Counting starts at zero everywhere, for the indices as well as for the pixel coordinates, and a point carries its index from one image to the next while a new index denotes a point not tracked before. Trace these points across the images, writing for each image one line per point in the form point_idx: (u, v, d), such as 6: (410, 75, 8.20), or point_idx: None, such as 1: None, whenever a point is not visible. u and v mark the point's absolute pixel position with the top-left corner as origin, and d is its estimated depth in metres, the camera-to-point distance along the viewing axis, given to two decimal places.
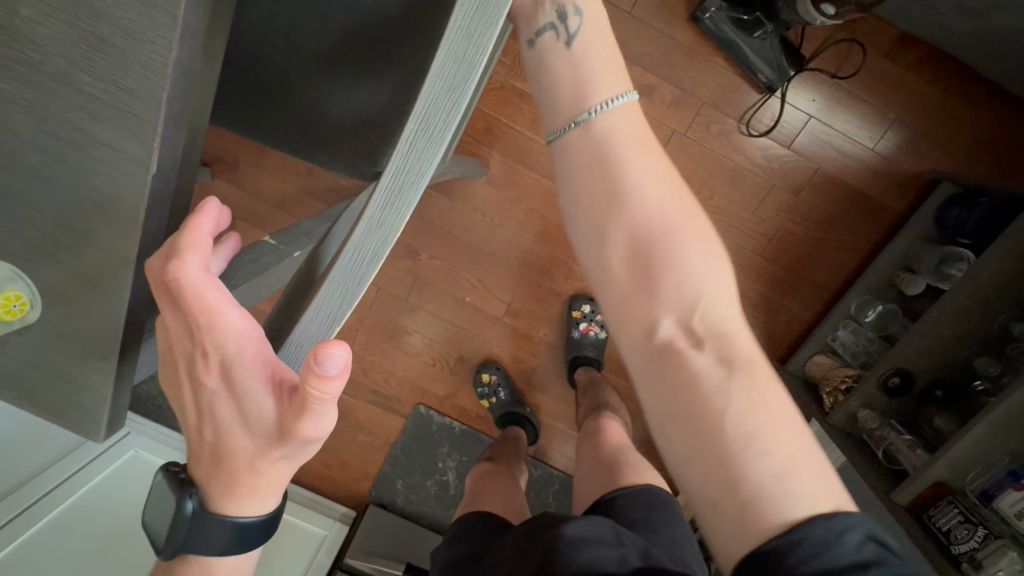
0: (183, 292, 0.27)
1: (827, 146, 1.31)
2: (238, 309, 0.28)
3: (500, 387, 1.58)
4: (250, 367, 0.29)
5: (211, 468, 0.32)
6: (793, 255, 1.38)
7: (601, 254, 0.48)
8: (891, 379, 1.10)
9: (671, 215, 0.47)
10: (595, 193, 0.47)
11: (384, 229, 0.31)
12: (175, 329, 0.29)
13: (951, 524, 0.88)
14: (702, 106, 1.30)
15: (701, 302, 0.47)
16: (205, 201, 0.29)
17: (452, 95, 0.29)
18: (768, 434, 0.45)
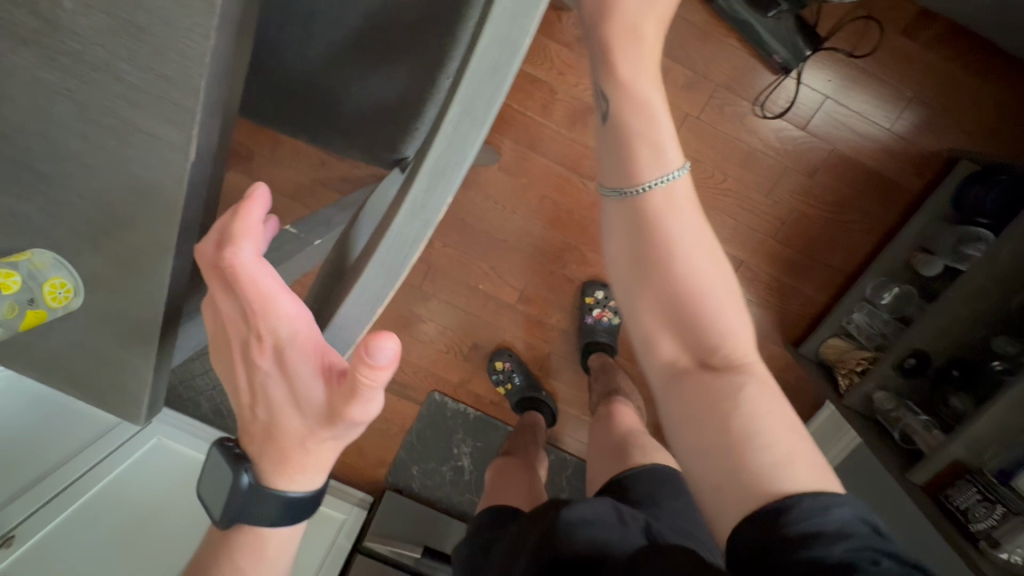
0: (237, 278, 0.28)
1: (843, 127, 1.29)
2: (290, 296, 0.29)
3: (514, 374, 1.60)
4: (300, 351, 0.30)
5: (263, 446, 0.34)
6: (808, 238, 1.37)
7: (637, 295, 0.53)
8: (907, 360, 1.10)
9: (705, 271, 0.52)
10: (636, 246, 0.52)
11: (426, 216, 0.32)
12: (229, 312, 0.30)
13: (969, 503, 0.90)
14: (715, 89, 1.29)
15: (723, 343, 0.53)
16: (256, 188, 0.30)
17: (495, 77, 0.28)
18: (775, 439, 0.50)
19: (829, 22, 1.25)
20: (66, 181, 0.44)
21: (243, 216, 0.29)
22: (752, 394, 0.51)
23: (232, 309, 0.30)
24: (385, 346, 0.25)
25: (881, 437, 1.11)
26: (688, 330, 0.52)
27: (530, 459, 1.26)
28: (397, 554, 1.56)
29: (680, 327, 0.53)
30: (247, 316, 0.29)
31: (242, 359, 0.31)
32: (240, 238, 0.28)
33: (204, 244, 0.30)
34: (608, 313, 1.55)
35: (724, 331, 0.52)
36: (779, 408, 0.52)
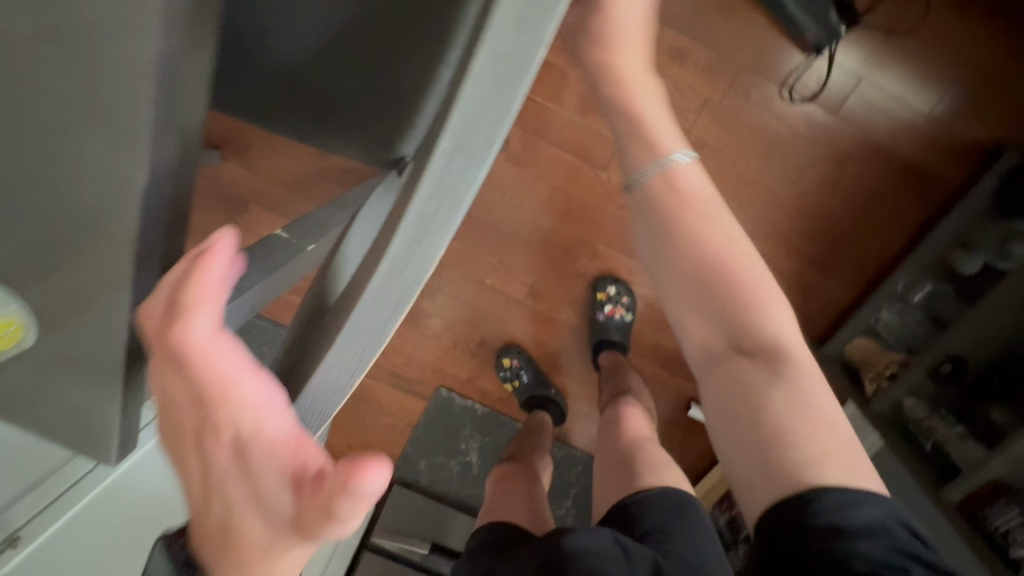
0: (192, 358, 0.24)
1: (878, 111, 1.20)
2: (258, 375, 0.24)
3: (522, 370, 1.55)
4: (269, 444, 0.24)
5: (212, 557, 0.26)
6: (835, 232, 1.29)
7: (661, 285, 0.51)
8: (943, 366, 1.03)
9: (727, 256, 0.49)
10: (658, 235, 0.50)
11: (410, 277, 0.28)
12: (178, 394, 0.25)
13: (1010, 526, 0.84)
14: (740, 71, 1.19)
15: (754, 329, 0.50)
16: (217, 239, 0.25)
17: (499, 101, 0.24)
18: (813, 429, 0.48)
19: None
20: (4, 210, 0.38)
21: (200, 284, 0.25)
22: (790, 382, 0.49)
23: (182, 392, 0.24)
24: (372, 483, 0.22)
25: (911, 448, 1.05)
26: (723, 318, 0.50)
27: (534, 468, 1.21)
28: (404, 550, 1.53)
29: (710, 315, 0.50)
30: (200, 404, 0.24)
31: (193, 451, 0.25)
32: (196, 309, 0.24)
33: (151, 309, 0.26)
34: (620, 309, 1.47)
35: (763, 316, 0.50)
36: (819, 395, 0.50)
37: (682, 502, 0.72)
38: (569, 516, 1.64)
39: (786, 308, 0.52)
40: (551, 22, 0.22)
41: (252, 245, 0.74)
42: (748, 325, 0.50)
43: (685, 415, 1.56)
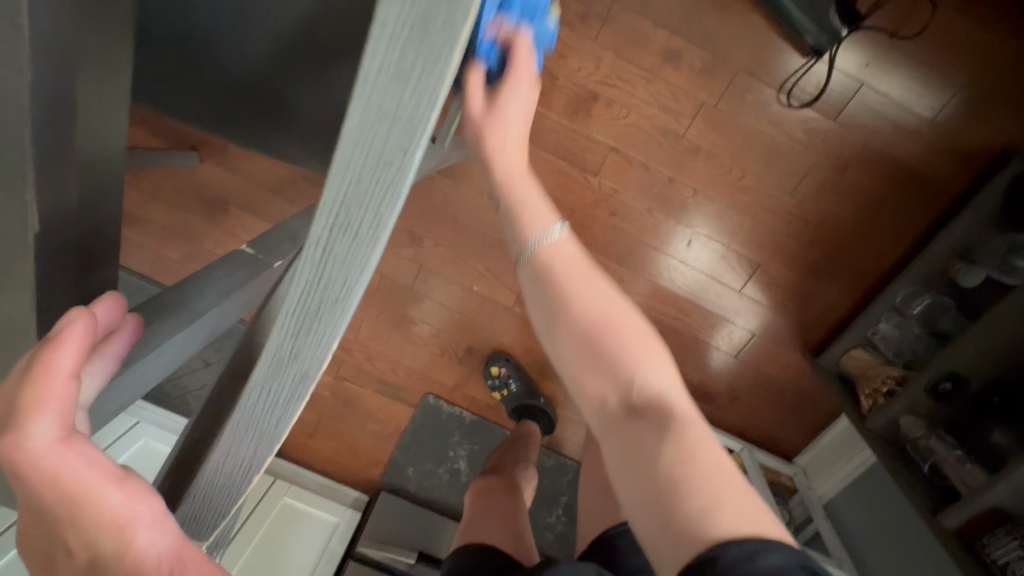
0: (36, 471, 0.22)
1: (879, 116, 1.15)
2: (122, 486, 0.23)
3: (510, 379, 1.51)
4: (135, 565, 0.23)
5: None
6: (831, 241, 1.25)
7: (549, 334, 0.45)
8: (942, 384, 0.99)
9: (605, 308, 0.45)
10: (538, 287, 0.46)
11: (301, 365, 0.27)
12: (32, 503, 0.23)
13: (1009, 557, 0.81)
14: (736, 74, 1.14)
15: (640, 378, 0.44)
16: (70, 332, 0.23)
17: (378, 181, 0.22)
18: (705, 483, 0.40)
19: None
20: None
21: (42, 384, 0.22)
22: (679, 436, 0.42)
23: (34, 504, 0.23)
24: None
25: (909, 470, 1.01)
26: (599, 369, 0.44)
27: (515, 479, 1.18)
28: (391, 559, 1.50)
29: (594, 365, 0.44)
30: (54, 521, 0.23)
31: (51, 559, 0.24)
32: (33, 414, 0.22)
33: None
34: None
35: (646, 370, 0.44)
36: (714, 448, 0.42)
37: None
38: (558, 525, 1.60)
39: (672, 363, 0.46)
40: (428, 107, 0.21)
41: (213, 263, 0.69)
42: (632, 375, 0.44)
43: None
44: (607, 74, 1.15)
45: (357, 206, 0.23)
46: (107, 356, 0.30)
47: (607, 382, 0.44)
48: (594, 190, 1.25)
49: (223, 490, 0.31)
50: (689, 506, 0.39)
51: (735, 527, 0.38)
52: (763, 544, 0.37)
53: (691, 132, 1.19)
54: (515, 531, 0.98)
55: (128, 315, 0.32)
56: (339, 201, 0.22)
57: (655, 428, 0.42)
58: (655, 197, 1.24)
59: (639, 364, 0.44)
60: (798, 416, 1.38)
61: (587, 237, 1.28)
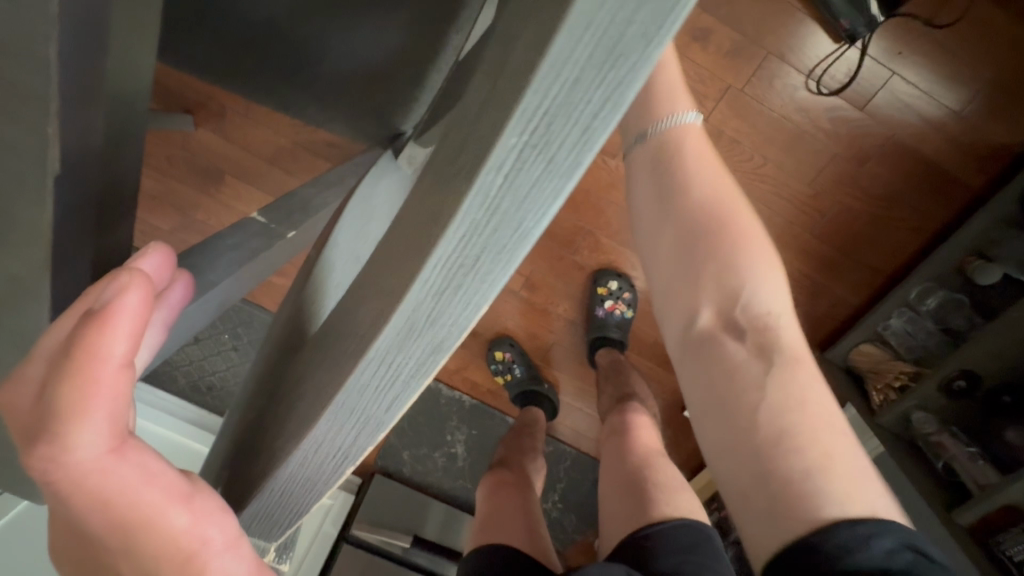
0: (84, 492, 0.17)
1: (906, 109, 1.13)
2: (189, 506, 0.18)
3: (514, 364, 1.48)
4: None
5: None
6: (848, 235, 1.23)
7: (652, 235, 0.50)
8: (956, 381, 0.99)
9: (721, 205, 0.49)
10: (657, 186, 0.50)
11: (432, 344, 0.17)
12: (81, 527, 0.18)
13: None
14: (766, 57, 1.11)
15: (744, 293, 0.49)
16: (115, 299, 0.17)
17: (614, 64, 0.13)
18: (809, 443, 0.46)
19: None
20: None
21: (83, 376, 0.16)
22: (780, 366, 0.48)
23: (79, 525, 0.18)
24: None
25: (920, 466, 1.02)
26: (713, 283, 0.49)
27: (526, 472, 1.18)
28: (385, 543, 1.48)
29: (692, 271, 0.49)
30: (103, 549, 0.18)
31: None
32: (78, 416, 0.16)
33: (12, 392, 0.18)
34: (621, 305, 1.40)
35: (752, 283, 0.49)
36: (819, 401, 0.49)
37: (699, 539, 0.69)
38: (553, 511, 1.60)
39: (781, 283, 0.50)
40: None
41: (222, 232, 0.64)
42: (737, 291, 0.49)
43: (680, 415, 1.51)
44: None
45: (575, 100, 0.13)
46: (156, 326, 0.26)
47: (718, 298, 0.49)
48: None
49: (296, 494, 0.24)
50: (795, 467, 0.45)
51: (847, 509, 0.44)
52: (876, 528, 0.43)
53: (715, 116, 1.15)
54: (532, 531, 0.99)
55: (178, 272, 0.27)
56: (557, 88, 0.13)
57: (752, 349, 0.49)
58: None
59: (747, 274, 0.49)
60: None
61: None
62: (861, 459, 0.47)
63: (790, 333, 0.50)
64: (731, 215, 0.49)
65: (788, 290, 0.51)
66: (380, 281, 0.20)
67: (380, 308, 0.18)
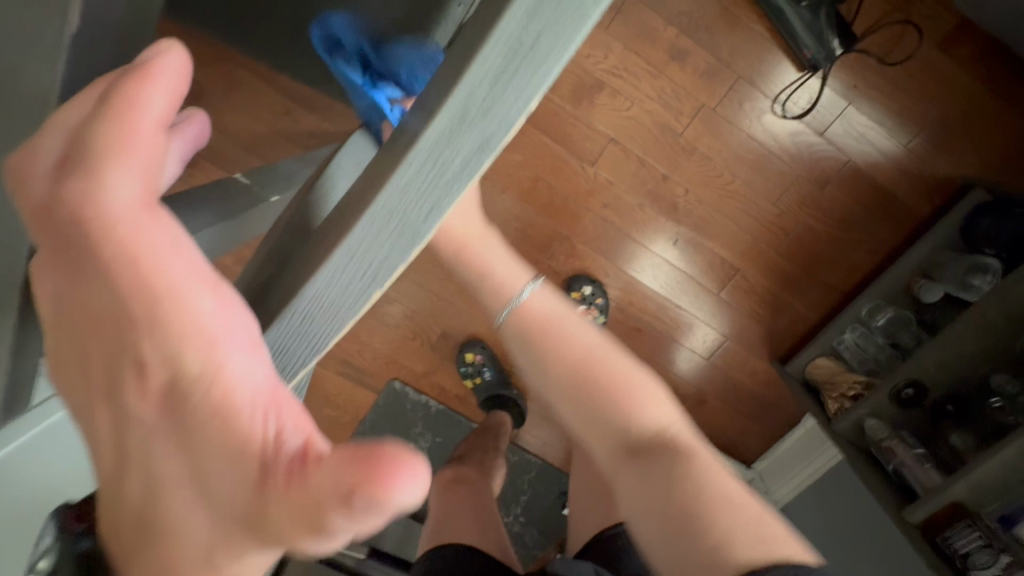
0: (111, 238, 0.19)
1: (860, 138, 1.22)
2: (215, 293, 0.20)
3: (485, 368, 1.49)
4: (225, 400, 0.19)
5: (135, 544, 0.21)
6: (809, 254, 1.31)
7: (544, 384, 0.51)
8: (904, 390, 1.05)
9: (595, 348, 0.51)
10: (533, 348, 0.51)
11: (486, 129, 0.25)
12: (99, 302, 0.20)
13: (971, 548, 0.84)
14: (737, 80, 1.19)
15: (639, 418, 0.54)
16: (166, 59, 0.20)
17: None
18: (720, 513, 0.54)
19: (865, 21, 1.17)
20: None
21: (126, 123, 0.19)
22: (684, 463, 0.55)
23: (100, 304, 0.20)
24: (392, 508, 0.18)
25: (873, 470, 1.06)
26: (605, 422, 0.54)
27: (488, 469, 1.17)
28: (338, 554, 1.40)
29: (591, 412, 0.52)
30: (125, 324, 0.19)
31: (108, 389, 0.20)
32: (113, 163, 0.19)
33: (28, 160, 0.20)
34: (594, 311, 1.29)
35: (647, 411, 0.55)
36: (720, 480, 0.56)
37: None
38: (515, 525, 1.57)
39: (663, 395, 0.57)
40: None
41: (206, 187, 0.63)
42: (632, 418, 0.54)
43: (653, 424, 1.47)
44: (614, 65, 1.17)
45: None
46: (176, 156, 0.29)
47: (616, 433, 0.54)
48: (590, 180, 1.26)
49: (316, 322, 0.28)
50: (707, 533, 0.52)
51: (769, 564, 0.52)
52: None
53: (688, 133, 1.22)
54: (494, 532, 0.97)
55: (196, 116, 0.30)
56: None
57: (654, 460, 0.55)
58: (647, 193, 1.27)
59: (638, 403, 0.54)
60: (759, 422, 1.43)
61: (578, 228, 1.29)
62: (781, 528, 0.56)
63: (687, 438, 0.57)
64: (592, 360, 0.51)
65: (670, 400, 0.57)
66: (422, 108, 0.27)
67: (433, 105, 0.25)
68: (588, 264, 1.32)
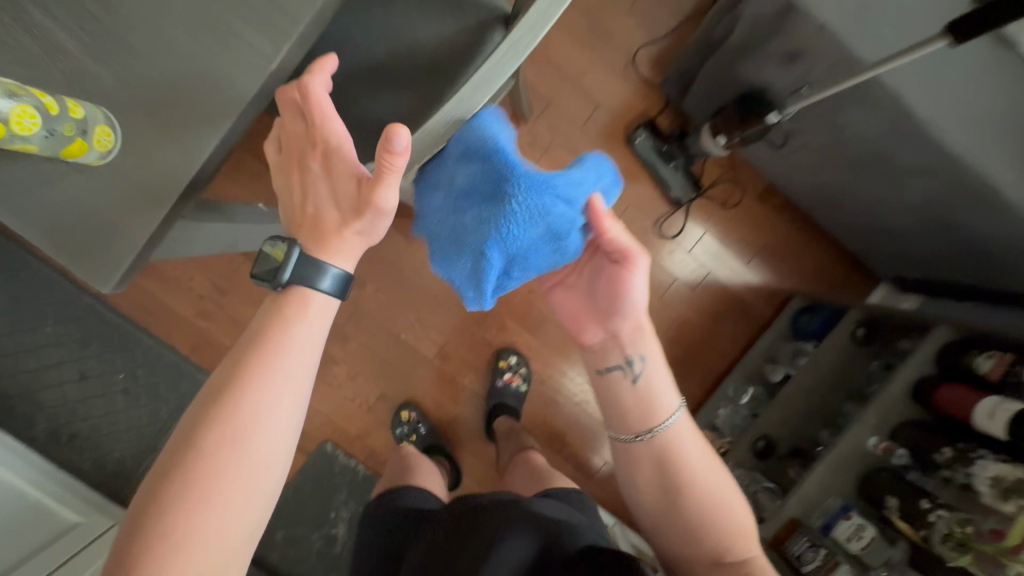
0: (309, 92, 0.49)
1: (715, 257, 1.67)
2: (336, 118, 0.49)
3: (418, 424, 1.58)
4: (345, 155, 0.49)
5: (309, 231, 0.51)
6: (689, 342, 1.65)
7: (658, 508, 0.69)
8: (758, 444, 1.33)
9: (709, 481, 0.68)
10: (655, 472, 0.69)
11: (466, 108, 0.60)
12: (300, 132, 0.51)
13: (802, 550, 1.04)
14: (628, 208, 1.63)
15: (733, 541, 0.66)
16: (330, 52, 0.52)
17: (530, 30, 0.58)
18: None
19: (709, 178, 1.66)
20: (144, 47, 0.53)
21: (324, 60, 0.50)
22: None
23: (301, 128, 0.51)
24: (397, 149, 0.43)
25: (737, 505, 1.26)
26: (704, 543, 0.67)
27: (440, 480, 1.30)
28: None
29: (695, 532, 0.67)
30: (311, 127, 0.49)
31: (299, 162, 0.51)
32: (318, 69, 0.49)
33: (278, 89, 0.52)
34: (518, 378, 1.58)
35: (742, 541, 0.67)
36: None
37: None
38: None
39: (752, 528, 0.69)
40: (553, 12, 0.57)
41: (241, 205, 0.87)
42: (727, 539, 0.66)
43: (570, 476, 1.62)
44: None
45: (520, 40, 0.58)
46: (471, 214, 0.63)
47: (712, 549, 0.66)
48: None
49: None
50: None
51: None
52: None
53: None
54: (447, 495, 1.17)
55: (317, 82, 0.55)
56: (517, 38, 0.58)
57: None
58: None
59: (738, 534, 0.67)
60: None
61: (508, 307, 1.61)
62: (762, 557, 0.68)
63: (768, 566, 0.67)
64: (724, 494, 0.68)
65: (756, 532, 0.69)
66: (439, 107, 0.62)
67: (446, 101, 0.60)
68: (515, 339, 1.63)
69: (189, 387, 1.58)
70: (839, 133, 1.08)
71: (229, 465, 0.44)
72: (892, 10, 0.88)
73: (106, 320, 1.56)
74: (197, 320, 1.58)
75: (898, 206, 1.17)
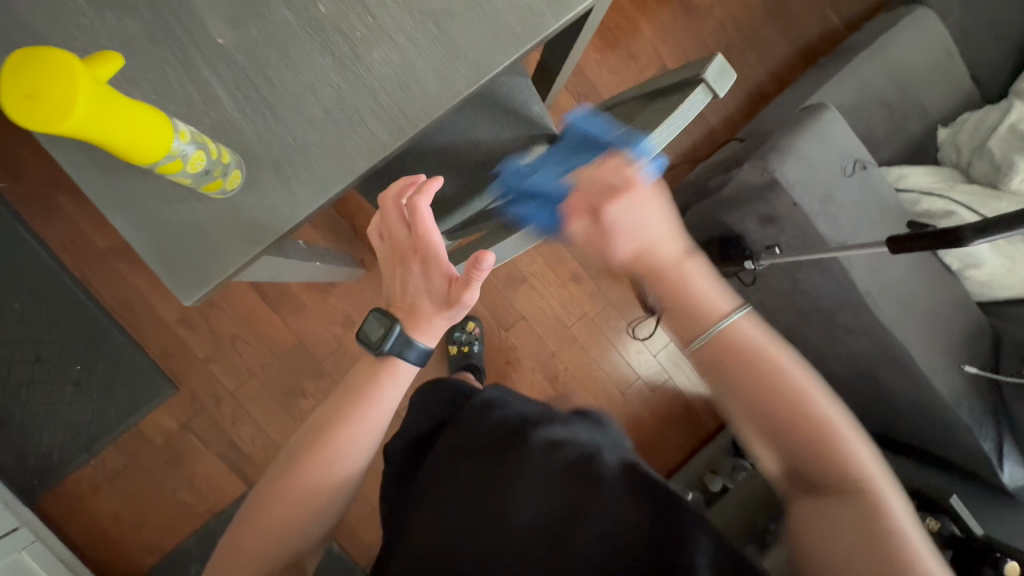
0: (411, 207, 0.56)
1: (676, 364, 1.82)
2: (433, 231, 0.56)
3: (476, 341, 1.65)
4: (437, 260, 0.58)
5: (405, 315, 0.61)
6: (640, 439, 1.77)
7: (741, 420, 0.59)
8: None
9: (799, 381, 0.57)
10: (731, 376, 0.58)
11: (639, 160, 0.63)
12: (400, 235, 0.59)
13: None
14: (608, 305, 1.79)
15: (834, 449, 0.55)
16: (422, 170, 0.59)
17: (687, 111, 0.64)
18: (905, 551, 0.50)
19: None
20: (285, 116, 0.65)
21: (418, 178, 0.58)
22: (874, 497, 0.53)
23: (402, 234, 0.59)
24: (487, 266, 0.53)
25: None
26: (800, 451, 0.57)
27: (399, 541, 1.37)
28: None
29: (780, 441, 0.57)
30: (409, 236, 0.58)
31: (399, 259, 0.60)
32: (425, 191, 0.56)
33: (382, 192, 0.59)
34: None
35: (849, 451, 0.55)
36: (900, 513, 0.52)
37: None
38: None
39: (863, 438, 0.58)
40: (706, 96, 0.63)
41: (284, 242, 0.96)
42: (827, 446, 0.56)
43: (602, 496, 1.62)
44: (535, 270, 1.74)
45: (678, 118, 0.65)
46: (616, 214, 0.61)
47: (809, 456, 0.56)
48: (501, 340, 1.72)
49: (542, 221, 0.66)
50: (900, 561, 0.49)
51: None
52: None
53: (574, 327, 1.76)
54: None
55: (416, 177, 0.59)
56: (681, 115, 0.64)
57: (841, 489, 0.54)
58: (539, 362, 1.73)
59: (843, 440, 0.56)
60: None
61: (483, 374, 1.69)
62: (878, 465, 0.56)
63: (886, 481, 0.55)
64: (820, 394, 0.57)
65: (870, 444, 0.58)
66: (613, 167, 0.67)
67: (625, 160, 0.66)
68: None
69: (146, 392, 1.53)
70: (797, 287, 1.29)
71: (320, 486, 0.57)
72: (848, 206, 1.12)
73: (84, 307, 1.52)
74: (176, 326, 1.56)
75: (840, 357, 1.35)
